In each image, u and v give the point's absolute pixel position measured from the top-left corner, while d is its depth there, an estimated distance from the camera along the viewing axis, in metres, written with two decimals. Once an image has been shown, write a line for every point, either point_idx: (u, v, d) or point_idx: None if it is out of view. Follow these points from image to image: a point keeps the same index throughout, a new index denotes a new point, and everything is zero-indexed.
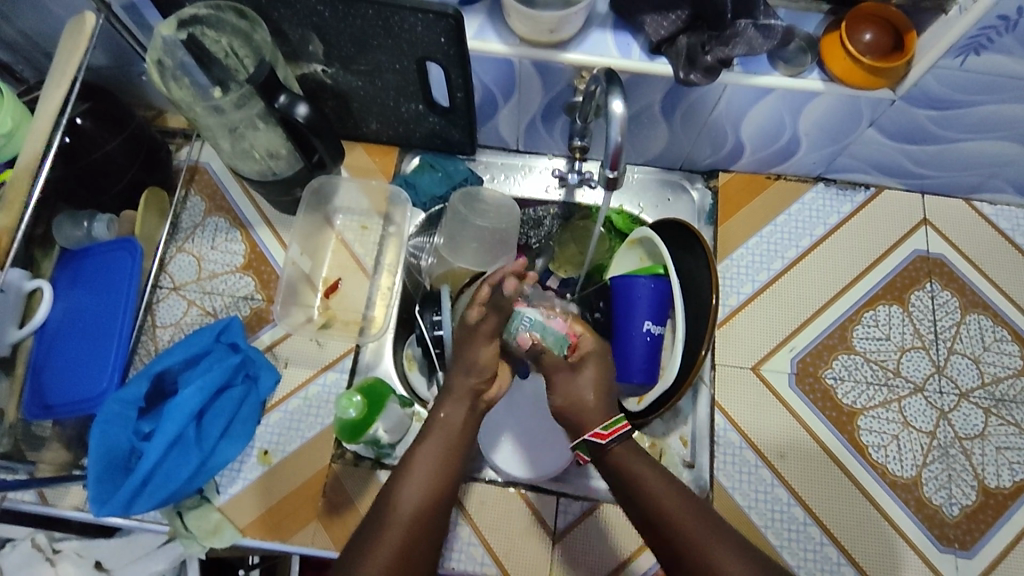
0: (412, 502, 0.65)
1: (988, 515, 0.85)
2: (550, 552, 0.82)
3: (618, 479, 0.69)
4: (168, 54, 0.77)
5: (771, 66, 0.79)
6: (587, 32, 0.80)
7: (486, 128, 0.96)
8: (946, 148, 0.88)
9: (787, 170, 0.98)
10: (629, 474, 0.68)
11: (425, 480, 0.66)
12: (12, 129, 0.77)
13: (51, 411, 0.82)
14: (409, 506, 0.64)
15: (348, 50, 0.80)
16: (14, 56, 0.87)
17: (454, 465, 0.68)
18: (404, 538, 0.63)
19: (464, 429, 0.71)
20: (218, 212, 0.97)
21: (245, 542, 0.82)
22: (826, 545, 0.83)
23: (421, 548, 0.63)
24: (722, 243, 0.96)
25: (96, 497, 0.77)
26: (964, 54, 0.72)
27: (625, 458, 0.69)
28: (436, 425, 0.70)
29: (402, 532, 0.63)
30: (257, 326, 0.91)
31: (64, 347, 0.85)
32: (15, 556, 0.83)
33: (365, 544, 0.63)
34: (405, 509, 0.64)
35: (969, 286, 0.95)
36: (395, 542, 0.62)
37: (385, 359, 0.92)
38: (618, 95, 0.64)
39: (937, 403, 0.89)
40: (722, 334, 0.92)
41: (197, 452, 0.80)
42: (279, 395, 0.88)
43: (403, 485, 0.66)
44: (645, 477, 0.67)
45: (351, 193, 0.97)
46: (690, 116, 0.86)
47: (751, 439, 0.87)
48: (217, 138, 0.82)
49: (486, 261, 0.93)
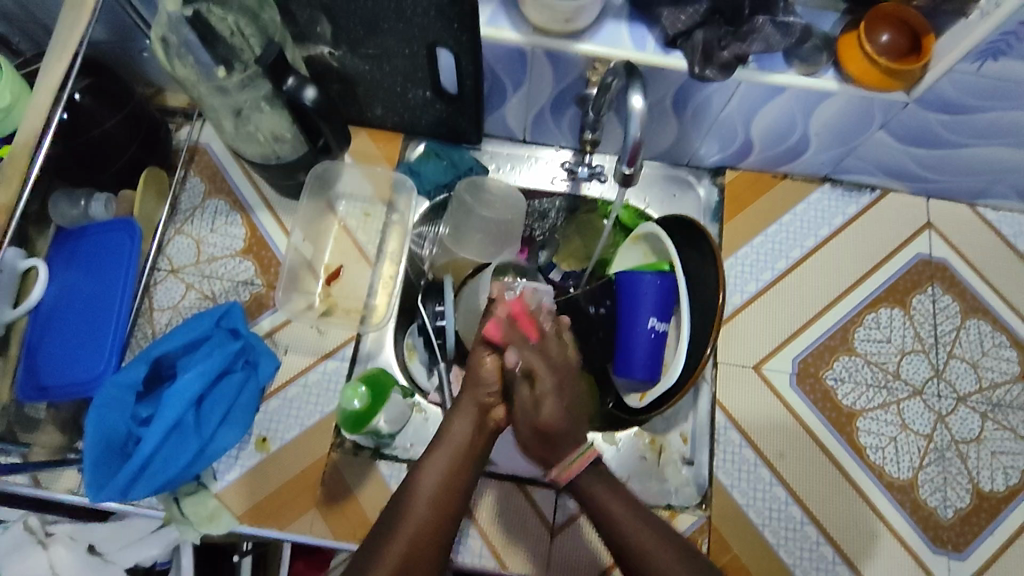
0: (433, 484, 0.67)
1: (981, 519, 0.86)
2: (548, 546, 0.82)
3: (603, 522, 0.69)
4: (172, 32, 0.75)
5: (787, 64, 0.78)
6: (601, 22, 0.78)
7: (493, 117, 0.95)
8: (954, 152, 0.87)
9: (794, 169, 0.98)
10: (606, 520, 0.69)
11: (437, 486, 0.67)
12: (11, 104, 0.75)
13: (46, 393, 0.80)
14: (426, 501, 0.66)
15: (357, 32, 0.79)
16: (10, 27, 0.84)
17: (467, 472, 0.69)
18: (434, 503, 0.66)
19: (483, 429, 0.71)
20: (218, 194, 0.95)
21: (242, 529, 0.82)
22: (823, 545, 0.84)
23: (451, 511, 0.67)
24: (728, 241, 0.96)
25: (94, 482, 0.76)
26: (982, 59, 0.71)
27: (603, 496, 0.70)
28: (449, 431, 0.71)
29: (431, 499, 0.66)
30: (257, 312, 0.90)
31: (59, 329, 0.83)
32: (5, 538, 0.83)
33: (400, 507, 0.66)
34: (423, 505, 0.66)
35: (970, 291, 0.96)
36: (426, 505, 0.66)
37: (386, 349, 0.91)
38: (638, 90, 0.63)
39: (935, 407, 0.90)
40: (725, 331, 0.92)
41: (195, 438, 0.79)
42: (278, 382, 0.87)
43: (416, 488, 0.67)
44: (632, 523, 0.68)
45: (354, 178, 0.96)
46: (700, 112, 0.86)
47: (751, 438, 0.88)
48: (221, 119, 0.81)
49: (490, 252, 0.94)
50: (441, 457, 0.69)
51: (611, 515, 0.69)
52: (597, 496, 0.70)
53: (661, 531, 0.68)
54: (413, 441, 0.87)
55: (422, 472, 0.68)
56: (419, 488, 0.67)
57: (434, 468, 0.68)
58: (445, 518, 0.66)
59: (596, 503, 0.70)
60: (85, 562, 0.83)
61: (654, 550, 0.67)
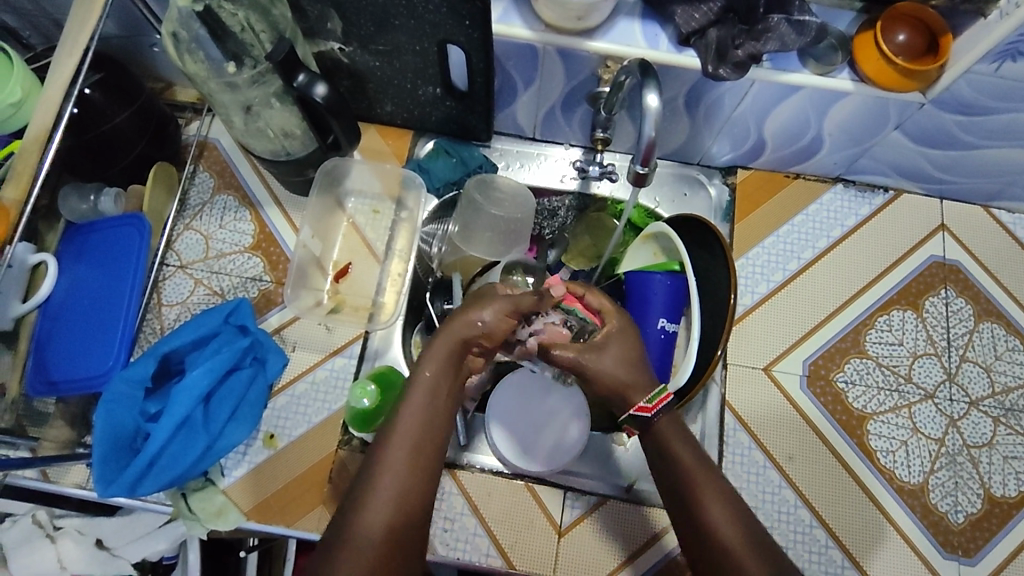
0: (376, 521, 0.57)
1: (992, 524, 0.85)
2: (556, 546, 0.82)
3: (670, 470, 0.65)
4: (183, 27, 0.74)
5: (801, 64, 0.77)
6: (614, 21, 0.78)
7: (503, 115, 0.94)
8: (969, 153, 0.86)
9: (807, 169, 0.97)
10: (670, 459, 0.65)
11: (384, 518, 0.57)
12: (22, 98, 0.75)
13: (55, 387, 0.81)
14: (370, 542, 0.56)
15: (368, 29, 0.78)
16: (21, 21, 0.84)
17: (413, 496, 0.59)
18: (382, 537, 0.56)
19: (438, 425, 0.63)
20: (227, 190, 0.95)
21: (248, 526, 0.82)
22: (832, 549, 0.83)
23: (403, 544, 0.57)
24: (739, 241, 0.95)
25: (102, 477, 0.76)
26: (1000, 60, 0.70)
27: (669, 437, 0.66)
28: (396, 440, 0.60)
29: (378, 531, 0.56)
30: (265, 309, 0.90)
31: (68, 324, 0.84)
32: (14, 532, 0.84)
33: (339, 547, 0.56)
34: (367, 546, 0.55)
35: (984, 294, 0.95)
36: (374, 540, 0.56)
37: (394, 347, 0.90)
38: (653, 89, 0.62)
39: (947, 411, 0.89)
40: (735, 332, 0.91)
41: (204, 434, 0.79)
42: (286, 378, 0.87)
43: (358, 524, 0.57)
44: (692, 467, 0.64)
45: (363, 176, 0.96)
46: (713, 112, 0.85)
47: (760, 439, 0.87)
48: (230, 115, 0.81)
49: (501, 250, 0.93)
50: (385, 481, 0.58)
51: (676, 456, 0.65)
52: (662, 438, 0.66)
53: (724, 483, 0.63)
54: None
55: (363, 502, 0.57)
56: (362, 524, 0.56)
57: (377, 493, 0.58)
58: (398, 547, 0.57)
59: (659, 441, 0.66)
60: (94, 556, 0.85)
61: (713, 498, 0.62)
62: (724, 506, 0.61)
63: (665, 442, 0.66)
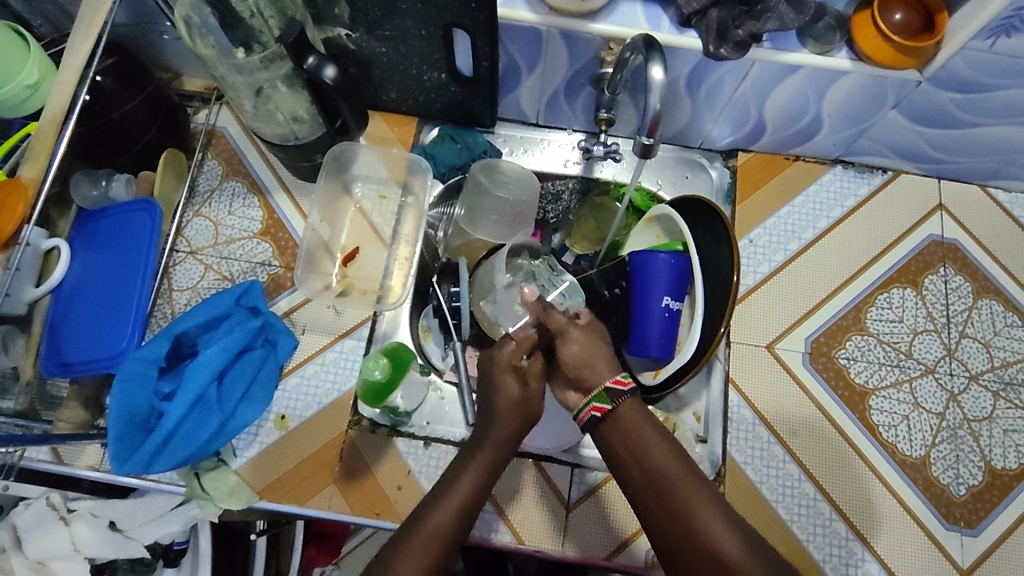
0: (444, 522, 0.62)
1: (993, 495, 0.86)
2: (565, 520, 0.83)
3: (639, 458, 0.68)
4: (194, 11, 0.75)
5: (800, 43, 0.79)
6: (617, 3, 0.79)
7: (507, 100, 0.96)
8: (968, 132, 0.88)
9: (806, 151, 0.99)
10: (639, 447, 0.68)
11: (449, 518, 0.63)
12: (38, 81, 0.76)
13: (69, 369, 0.82)
14: (434, 538, 0.61)
15: (375, 13, 0.79)
16: (29, 9, 0.85)
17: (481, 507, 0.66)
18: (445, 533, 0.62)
19: (498, 461, 0.69)
20: (235, 176, 0.96)
21: (260, 505, 0.83)
22: (836, 521, 0.84)
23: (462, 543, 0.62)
24: (741, 221, 0.97)
25: (117, 455, 0.77)
26: (995, 35, 0.72)
27: (635, 424, 0.69)
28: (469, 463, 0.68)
29: (445, 523, 0.62)
30: (275, 292, 0.91)
31: (82, 308, 0.85)
32: (29, 514, 0.83)
33: (406, 537, 0.61)
34: (430, 542, 0.61)
35: (981, 272, 0.96)
36: (439, 535, 0.61)
37: (401, 330, 0.92)
38: (658, 62, 0.64)
39: (948, 385, 0.90)
40: (738, 312, 0.93)
41: (218, 412, 0.80)
42: (296, 360, 0.88)
43: (429, 525, 0.62)
44: (663, 455, 0.67)
45: (369, 160, 0.97)
46: (714, 94, 0.86)
47: (764, 416, 0.88)
48: (241, 98, 0.82)
49: (505, 233, 0.95)
50: (460, 490, 0.65)
51: (646, 448, 0.68)
52: (628, 425, 0.70)
53: (699, 476, 0.66)
54: (430, 420, 0.88)
55: (435, 507, 0.63)
56: (430, 521, 0.62)
57: (450, 504, 0.64)
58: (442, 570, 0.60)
59: (627, 431, 0.69)
60: (107, 538, 0.85)
61: (684, 479, 0.65)
62: (696, 488, 0.64)
63: (633, 429, 0.69)
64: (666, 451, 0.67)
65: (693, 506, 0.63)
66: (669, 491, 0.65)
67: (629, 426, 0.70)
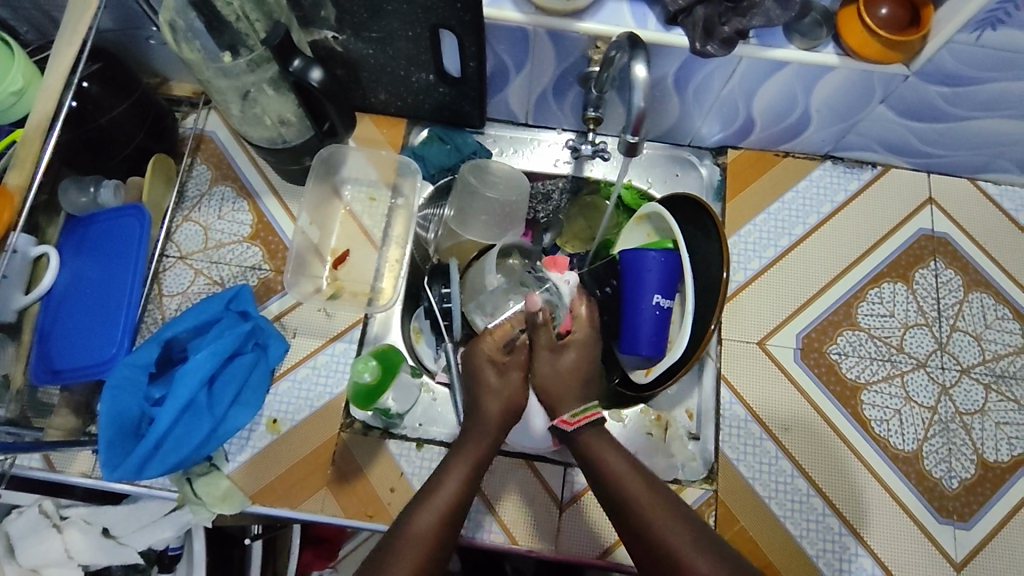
0: (429, 522, 0.64)
1: (986, 488, 0.87)
2: (558, 519, 0.83)
3: (599, 476, 0.70)
4: (179, 16, 0.75)
5: (787, 39, 0.79)
6: (602, 1, 0.79)
7: (496, 101, 0.96)
8: (956, 125, 0.88)
9: (795, 147, 0.99)
10: (598, 465, 0.70)
11: (434, 518, 0.64)
12: (23, 87, 0.76)
13: (59, 375, 0.81)
14: (421, 540, 0.63)
15: (361, 15, 0.79)
16: (14, 15, 0.84)
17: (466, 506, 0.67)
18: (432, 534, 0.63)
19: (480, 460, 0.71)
20: (224, 181, 0.96)
21: (253, 509, 0.83)
22: (829, 516, 0.84)
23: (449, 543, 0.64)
24: (731, 218, 0.97)
25: (107, 462, 0.77)
26: (980, 29, 0.72)
27: (594, 443, 0.72)
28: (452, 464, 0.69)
29: (431, 525, 0.64)
30: (265, 296, 0.91)
31: (71, 314, 0.84)
32: (22, 523, 0.83)
33: (392, 540, 0.63)
34: (416, 544, 0.62)
35: (972, 265, 0.96)
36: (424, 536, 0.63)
37: (393, 331, 0.92)
38: (641, 61, 0.64)
39: (939, 379, 0.91)
40: (729, 308, 0.93)
41: (209, 417, 0.79)
42: (287, 364, 0.88)
43: (411, 528, 0.63)
44: (621, 472, 0.69)
45: (359, 162, 0.97)
46: (702, 91, 0.86)
47: (757, 412, 0.88)
48: (228, 102, 0.82)
49: (495, 233, 0.95)
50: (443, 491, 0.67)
51: (605, 465, 0.70)
52: (589, 443, 0.72)
53: (657, 490, 0.68)
54: (423, 420, 0.88)
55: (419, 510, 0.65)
56: (415, 523, 0.64)
57: (432, 508, 0.65)
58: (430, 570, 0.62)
59: (587, 450, 0.72)
60: (101, 545, 0.84)
61: (641, 493, 0.67)
62: (654, 501, 0.66)
63: (594, 448, 0.71)
64: (624, 468, 0.69)
65: (650, 519, 0.65)
66: (629, 508, 0.67)
67: (587, 443, 0.72)
